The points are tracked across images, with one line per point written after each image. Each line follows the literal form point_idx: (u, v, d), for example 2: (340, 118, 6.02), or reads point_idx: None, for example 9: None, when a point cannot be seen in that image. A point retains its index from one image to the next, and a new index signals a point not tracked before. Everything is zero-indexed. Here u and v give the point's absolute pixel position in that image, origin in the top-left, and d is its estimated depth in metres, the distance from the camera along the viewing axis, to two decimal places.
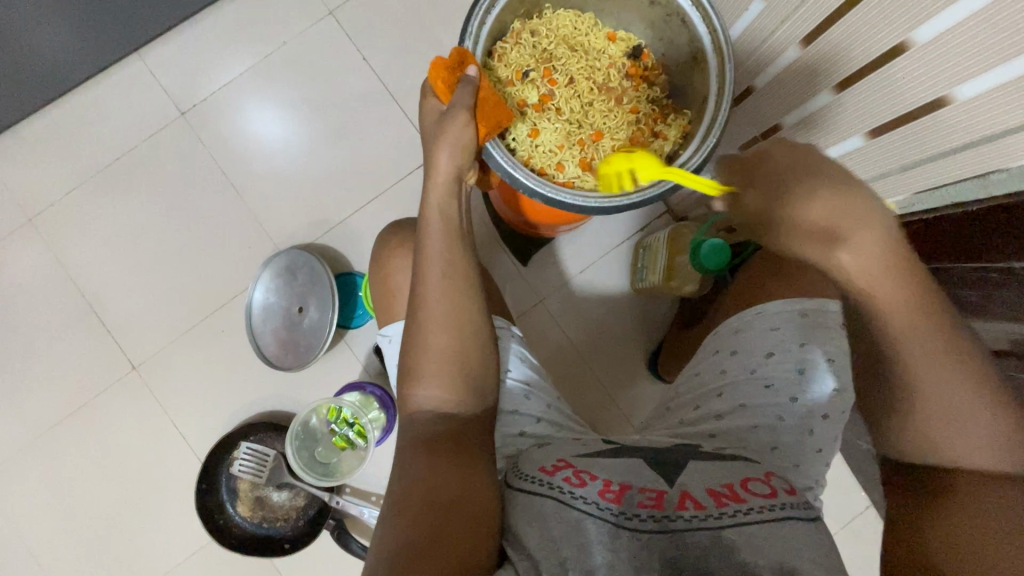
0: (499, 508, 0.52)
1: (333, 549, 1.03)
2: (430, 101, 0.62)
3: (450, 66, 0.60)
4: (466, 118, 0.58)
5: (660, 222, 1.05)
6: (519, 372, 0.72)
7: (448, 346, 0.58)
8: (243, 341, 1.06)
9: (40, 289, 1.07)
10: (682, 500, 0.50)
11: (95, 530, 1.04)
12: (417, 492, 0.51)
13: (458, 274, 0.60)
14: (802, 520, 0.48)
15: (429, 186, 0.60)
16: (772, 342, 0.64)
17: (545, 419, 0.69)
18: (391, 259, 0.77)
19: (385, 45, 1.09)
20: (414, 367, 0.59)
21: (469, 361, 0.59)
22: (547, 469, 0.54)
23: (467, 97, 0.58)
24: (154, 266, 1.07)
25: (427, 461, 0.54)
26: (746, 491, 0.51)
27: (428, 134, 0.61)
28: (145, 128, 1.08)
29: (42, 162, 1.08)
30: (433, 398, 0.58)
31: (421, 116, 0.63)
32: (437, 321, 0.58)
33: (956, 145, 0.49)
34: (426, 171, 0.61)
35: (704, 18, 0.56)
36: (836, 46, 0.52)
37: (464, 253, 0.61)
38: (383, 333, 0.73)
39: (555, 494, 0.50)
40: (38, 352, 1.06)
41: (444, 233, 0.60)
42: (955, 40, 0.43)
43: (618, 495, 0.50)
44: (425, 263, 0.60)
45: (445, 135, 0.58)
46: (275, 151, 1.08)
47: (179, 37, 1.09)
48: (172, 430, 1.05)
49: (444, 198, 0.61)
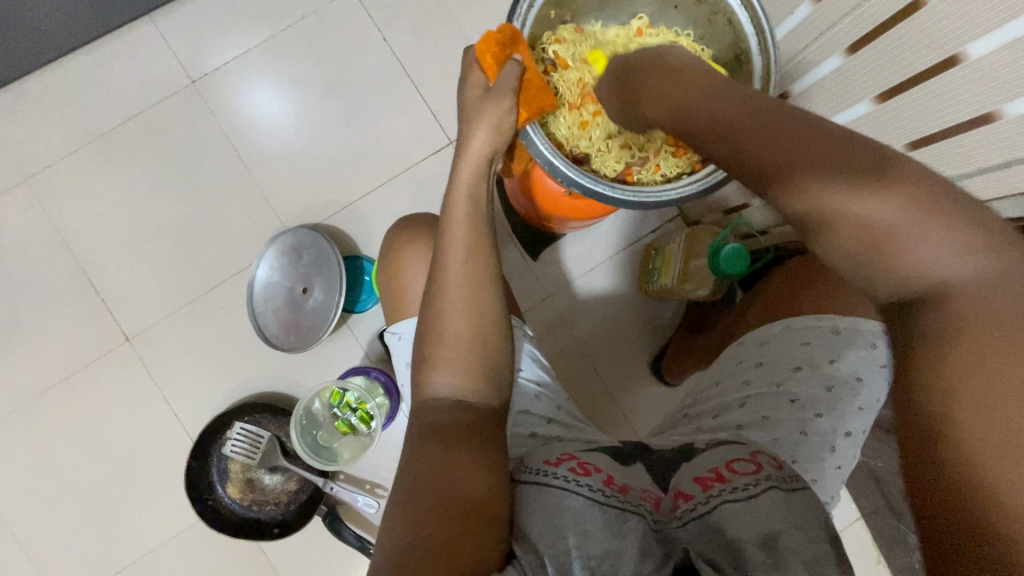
0: (510, 503, 0.50)
1: (323, 535, 1.01)
2: (475, 76, 0.62)
3: (502, 42, 0.59)
4: (509, 104, 0.59)
5: (672, 225, 1.05)
6: (530, 372, 0.70)
7: (468, 333, 0.57)
8: (242, 319, 1.03)
9: (33, 252, 1.03)
10: (676, 500, 0.50)
11: (77, 504, 1.01)
12: (418, 479, 0.50)
13: (478, 259, 0.58)
14: (784, 489, 0.48)
15: (460, 166, 0.60)
16: (802, 358, 0.65)
17: (556, 420, 0.67)
18: (404, 251, 0.75)
19: (407, 27, 1.07)
20: (430, 353, 0.58)
21: (487, 348, 0.58)
22: (552, 460, 0.55)
23: (512, 77, 0.58)
24: (154, 237, 1.04)
25: (438, 448, 0.52)
26: (731, 472, 0.50)
27: (468, 111, 0.61)
28: (152, 94, 1.05)
29: (42, 122, 1.04)
30: (449, 384, 0.57)
31: (464, 89, 0.63)
32: (453, 305, 0.57)
33: (996, 163, 0.49)
34: (458, 150, 0.61)
35: (753, 18, 0.57)
36: (888, 51, 0.52)
37: (488, 237, 0.60)
38: (393, 331, 0.71)
39: (560, 481, 0.50)
40: (26, 316, 1.02)
41: (471, 216, 0.59)
42: (1013, 56, 0.42)
43: (623, 488, 0.51)
44: (449, 243, 0.59)
45: (484, 117, 0.59)
46: (286, 126, 1.06)
47: (194, 3, 1.06)
48: (163, 406, 1.02)
49: (473, 180, 0.60)
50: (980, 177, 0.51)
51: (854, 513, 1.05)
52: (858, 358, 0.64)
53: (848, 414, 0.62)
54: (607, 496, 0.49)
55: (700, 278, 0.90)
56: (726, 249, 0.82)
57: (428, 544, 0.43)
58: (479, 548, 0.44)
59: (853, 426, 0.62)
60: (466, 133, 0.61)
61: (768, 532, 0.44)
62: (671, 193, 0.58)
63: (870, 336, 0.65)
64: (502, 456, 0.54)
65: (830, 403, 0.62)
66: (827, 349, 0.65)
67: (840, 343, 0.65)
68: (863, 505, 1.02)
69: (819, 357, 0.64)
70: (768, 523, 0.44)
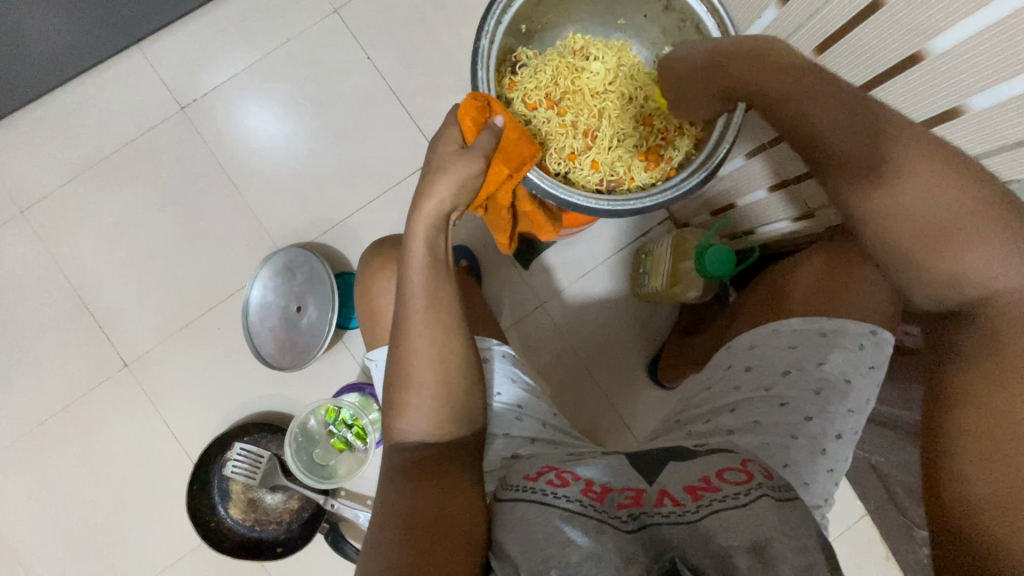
0: (487, 524, 0.52)
1: (327, 552, 1.01)
2: (449, 133, 0.60)
3: (478, 109, 0.59)
4: (478, 168, 0.57)
5: (661, 229, 1.05)
6: (507, 395, 0.70)
7: (433, 380, 0.58)
8: (238, 340, 1.04)
9: (31, 283, 1.05)
10: (661, 497, 0.51)
11: (82, 531, 1.02)
12: (394, 513, 0.52)
13: (438, 310, 0.59)
14: (775, 496, 0.48)
15: (416, 218, 0.58)
16: (789, 361, 0.65)
17: (541, 438, 0.68)
18: (374, 281, 0.75)
19: (390, 44, 1.08)
20: (398, 400, 0.60)
21: (452, 393, 0.59)
22: (531, 475, 0.56)
23: (488, 144, 0.57)
24: (150, 263, 1.05)
25: (411, 479, 0.55)
26: (721, 481, 0.51)
27: (432, 163, 0.59)
28: (144, 122, 1.07)
29: (37, 154, 1.06)
30: (419, 427, 0.59)
31: (434, 140, 0.60)
32: (420, 355, 0.58)
33: (969, 154, 0.49)
34: (414, 199, 0.59)
35: (719, 25, 0.58)
36: (851, 53, 0.53)
37: (450, 291, 0.60)
38: (370, 357, 0.72)
39: (539, 496, 0.51)
40: (25, 346, 1.03)
41: (430, 268, 0.58)
42: (977, 49, 0.42)
43: (600, 495, 0.52)
44: (408, 291, 0.59)
45: (449, 171, 0.57)
46: (275, 147, 1.07)
47: (178, 31, 1.08)
48: (164, 429, 1.03)
49: (430, 232, 0.59)
50: None
51: (859, 510, 1.06)
52: (845, 358, 0.64)
53: (836, 417, 0.63)
54: (585, 506, 0.50)
55: (689, 280, 0.90)
56: (712, 250, 0.82)
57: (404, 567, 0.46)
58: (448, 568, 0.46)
59: (843, 428, 0.63)
60: (428, 184, 0.58)
61: (758, 540, 0.44)
62: (646, 200, 0.58)
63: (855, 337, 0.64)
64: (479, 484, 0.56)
65: (820, 407, 0.63)
66: (815, 351, 0.65)
67: (826, 345, 0.65)
68: (866, 500, 1.02)
69: (807, 359, 0.65)
70: (759, 530, 0.44)
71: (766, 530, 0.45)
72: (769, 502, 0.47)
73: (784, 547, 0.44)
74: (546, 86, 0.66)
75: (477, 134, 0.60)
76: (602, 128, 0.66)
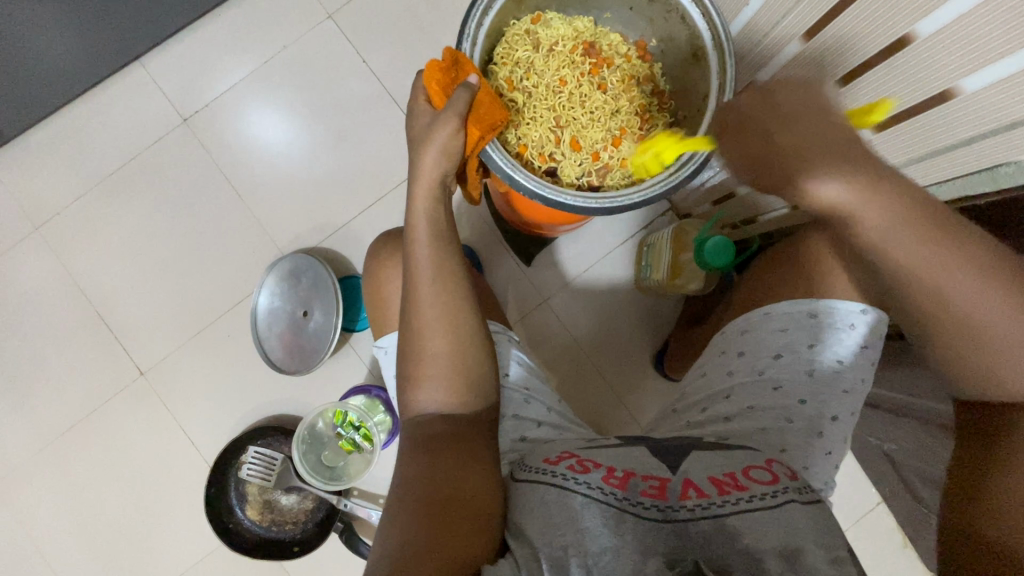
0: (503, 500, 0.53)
1: (343, 550, 1.03)
2: (421, 103, 0.64)
3: (445, 67, 0.61)
4: (455, 126, 0.60)
5: (664, 219, 1.05)
6: (517, 375, 0.71)
7: (446, 352, 0.59)
8: (247, 345, 1.07)
9: (48, 297, 1.08)
10: (685, 489, 0.51)
11: (107, 534, 1.05)
12: (416, 488, 0.52)
13: (446, 277, 0.61)
14: (802, 502, 0.50)
15: (415, 192, 0.62)
16: (782, 345, 0.65)
17: (547, 422, 0.68)
18: (382, 270, 0.76)
19: (386, 46, 1.08)
20: (413, 373, 0.60)
21: (467, 371, 0.59)
22: (551, 459, 0.56)
23: (459, 102, 0.59)
24: (160, 273, 1.08)
25: (429, 459, 0.54)
26: (748, 479, 0.52)
27: (416, 137, 0.63)
28: (148, 135, 1.09)
29: (47, 172, 1.09)
30: (437, 401, 0.59)
31: (411, 116, 0.65)
32: (431, 327, 0.59)
33: (961, 139, 0.49)
34: (411, 173, 0.63)
35: (704, 15, 0.58)
36: (840, 39, 0.52)
37: (453, 258, 0.62)
38: (378, 345, 0.73)
39: (559, 480, 0.51)
40: (45, 359, 1.07)
41: (433, 239, 0.62)
42: (962, 32, 0.41)
43: (622, 482, 0.52)
44: (416, 266, 0.61)
45: (432, 141, 0.61)
46: (276, 154, 1.09)
47: (177, 43, 1.09)
48: (180, 434, 1.06)
49: (429, 203, 0.63)
50: (965, 146, 0.49)
51: (876, 497, 1.04)
52: (838, 340, 0.63)
53: (835, 401, 0.63)
54: (606, 493, 0.50)
55: (692, 271, 0.91)
56: (710, 243, 0.81)
57: (431, 544, 0.45)
58: (471, 547, 0.46)
59: (840, 409, 0.63)
60: (417, 160, 0.62)
61: (786, 544, 0.45)
62: (634, 196, 0.59)
63: (851, 315, 0.63)
64: (496, 462, 0.56)
65: (814, 389, 0.63)
66: (805, 333, 0.64)
67: (819, 327, 0.64)
68: (884, 488, 1.00)
69: (800, 342, 0.64)
70: (789, 537, 0.46)
71: (794, 535, 0.46)
72: (793, 503, 0.48)
73: (814, 557, 0.45)
74: (526, 82, 0.67)
75: (444, 95, 0.62)
76: (575, 117, 0.67)
